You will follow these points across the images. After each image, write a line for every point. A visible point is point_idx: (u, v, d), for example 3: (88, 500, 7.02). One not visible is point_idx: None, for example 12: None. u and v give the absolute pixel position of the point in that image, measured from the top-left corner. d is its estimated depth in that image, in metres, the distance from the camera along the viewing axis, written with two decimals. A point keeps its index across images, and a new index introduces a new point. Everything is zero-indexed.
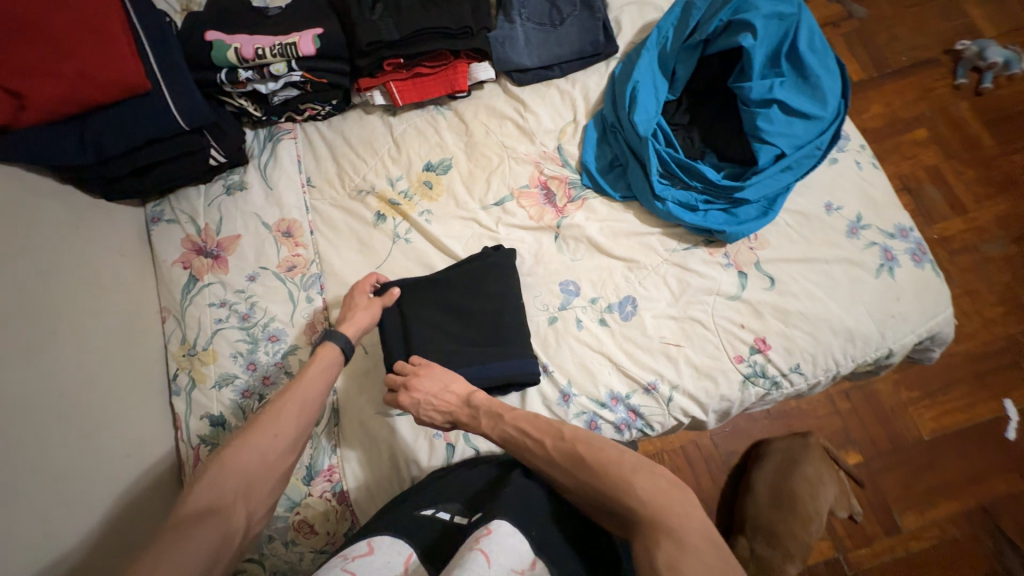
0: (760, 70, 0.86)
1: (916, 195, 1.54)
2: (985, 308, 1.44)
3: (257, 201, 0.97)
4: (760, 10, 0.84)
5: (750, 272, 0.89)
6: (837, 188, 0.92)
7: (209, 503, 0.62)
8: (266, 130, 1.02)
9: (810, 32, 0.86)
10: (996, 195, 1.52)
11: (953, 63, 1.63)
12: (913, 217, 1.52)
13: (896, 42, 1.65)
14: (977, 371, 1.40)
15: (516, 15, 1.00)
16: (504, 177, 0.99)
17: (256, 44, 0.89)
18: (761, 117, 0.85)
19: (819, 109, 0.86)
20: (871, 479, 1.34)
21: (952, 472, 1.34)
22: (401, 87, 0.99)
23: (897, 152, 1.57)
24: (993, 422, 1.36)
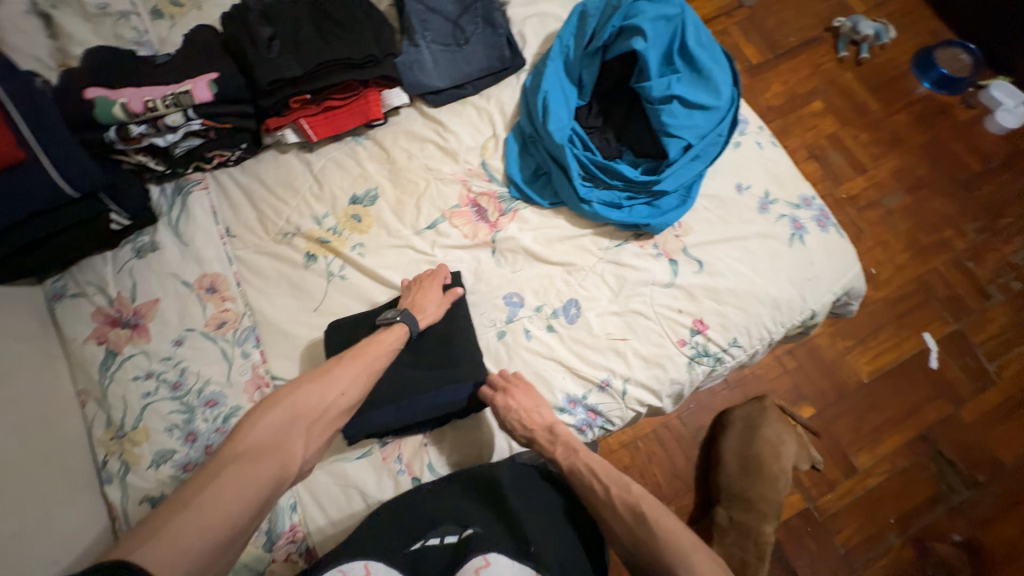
0: (658, 69, 0.91)
1: (821, 162, 1.68)
2: (895, 255, 1.59)
3: (172, 260, 0.91)
4: (647, 15, 0.89)
5: (679, 258, 0.94)
6: (744, 170, 0.99)
7: (269, 439, 0.65)
8: (174, 184, 0.96)
9: (697, 29, 0.92)
10: (887, 152, 1.69)
11: (833, 40, 1.80)
12: (822, 182, 1.66)
13: (784, 25, 1.80)
14: (897, 312, 1.54)
15: (421, 39, 1.00)
16: (434, 200, 0.98)
17: (145, 96, 0.84)
18: (665, 112, 0.90)
19: (715, 98, 0.92)
20: (825, 428, 1.44)
21: (891, 408, 1.46)
22: (313, 122, 0.96)
23: (798, 125, 1.71)
24: (917, 355, 1.51)
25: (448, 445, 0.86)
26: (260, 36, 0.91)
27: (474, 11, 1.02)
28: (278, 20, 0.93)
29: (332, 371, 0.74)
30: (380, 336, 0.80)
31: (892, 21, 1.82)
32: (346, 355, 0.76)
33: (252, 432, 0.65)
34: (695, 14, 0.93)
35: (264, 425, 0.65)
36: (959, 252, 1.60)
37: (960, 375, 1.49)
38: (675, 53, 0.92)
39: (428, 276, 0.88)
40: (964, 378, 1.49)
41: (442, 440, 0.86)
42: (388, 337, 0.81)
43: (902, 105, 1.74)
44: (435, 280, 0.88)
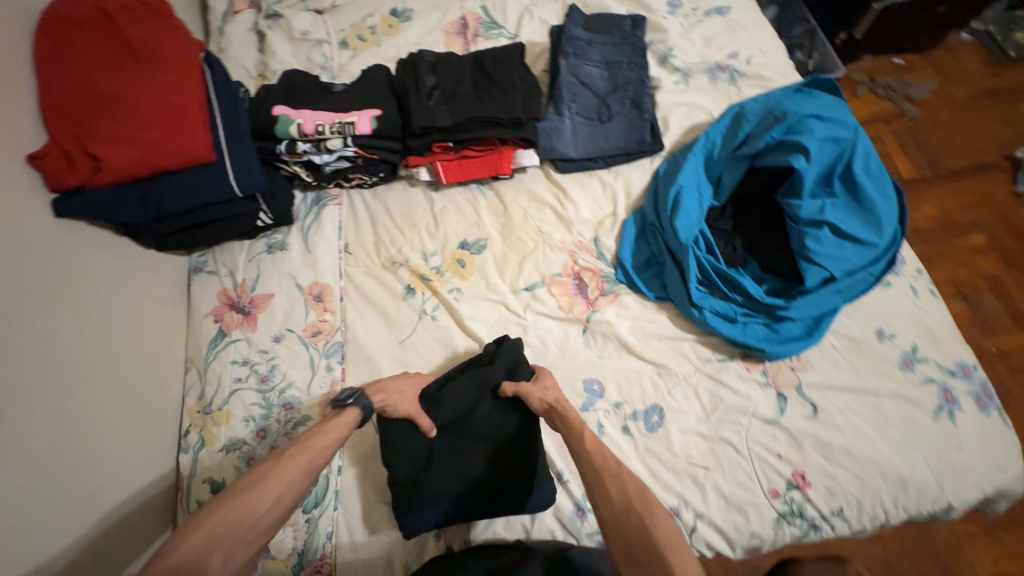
0: (811, 190, 0.85)
1: (972, 304, 1.43)
2: None
3: (294, 262, 1.00)
4: (814, 133, 0.83)
5: (791, 395, 0.83)
6: (890, 315, 0.86)
7: (190, 563, 0.57)
8: (314, 194, 1.06)
9: (867, 157, 0.85)
10: None
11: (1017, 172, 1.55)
12: (969, 327, 1.41)
13: (952, 144, 1.61)
14: None
15: (566, 108, 1.03)
16: (537, 263, 0.98)
17: (318, 120, 0.94)
18: (810, 236, 0.83)
19: (870, 235, 0.84)
20: None
21: None
22: (447, 166, 1.01)
23: (954, 260, 1.48)
24: None
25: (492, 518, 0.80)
26: (424, 84, 0.99)
27: (624, 93, 1.03)
28: (444, 73, 1.01)
29: (273, 470, 0.66)
30: (327, 427, 0.73)
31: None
32: (283, 455, 0.68)
33: (177, 549, 0.58)
34: (868, 142, 0.86)
35: (188, 541, 0.58)
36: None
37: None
38: (834, 178, 0.85)
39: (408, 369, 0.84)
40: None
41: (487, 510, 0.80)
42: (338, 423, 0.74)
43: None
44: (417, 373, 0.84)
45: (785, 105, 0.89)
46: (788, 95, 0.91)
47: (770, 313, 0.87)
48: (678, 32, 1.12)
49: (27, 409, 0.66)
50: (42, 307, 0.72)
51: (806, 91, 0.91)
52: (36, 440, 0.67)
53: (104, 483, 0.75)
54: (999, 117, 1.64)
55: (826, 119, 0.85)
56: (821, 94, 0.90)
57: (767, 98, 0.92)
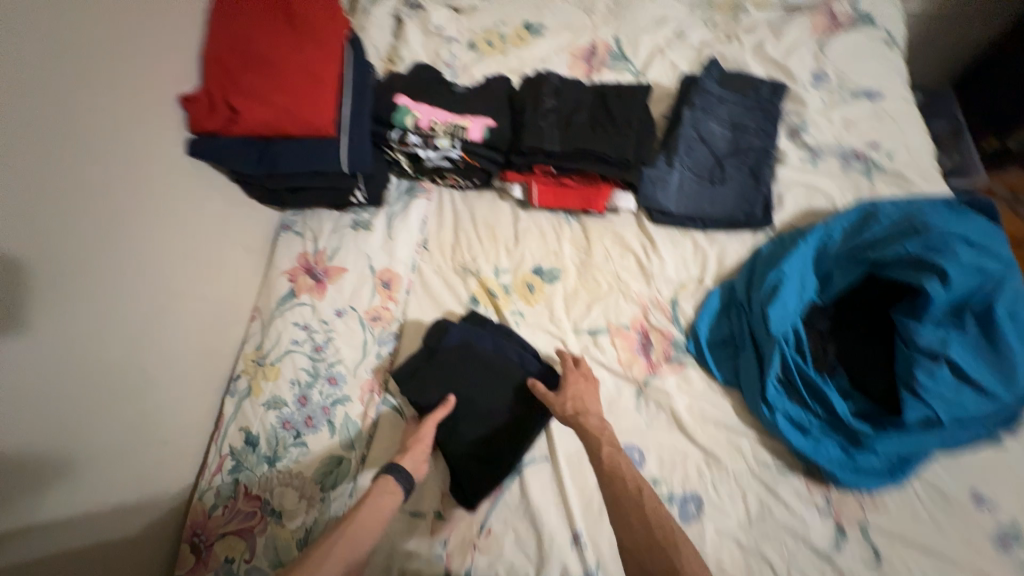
0: (936, 318, 0.76)
1: None
2: None
3: (373, 244, 1.02)
4: (959, 260, 0.75)
5: (852, 533, 0.74)
6: (995, 480, 0.74)
7: None
8: (408, 183, 1.08)
9: (1016, 299, 0.75)
10: None
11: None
12: None
13: None
14: None
15: (678, 161, 0.98)
16: (607, 309, 0.94)
17: (433, 117, 0.96)
18: (922, 368, 0.74)
19: (996, 386, 0.73)
20: None
21: None
22: (542, 189, 1.00)
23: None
24: None
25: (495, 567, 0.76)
26: (543, 105, 0.98)
27: (743, 159, 0.97)
28: (564, 98, 1.00)
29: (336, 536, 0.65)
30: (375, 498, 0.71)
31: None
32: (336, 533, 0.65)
33: None
34: (1018, 282, 0.76)
35: None
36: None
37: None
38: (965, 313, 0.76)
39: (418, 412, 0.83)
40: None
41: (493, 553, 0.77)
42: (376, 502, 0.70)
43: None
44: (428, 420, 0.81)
45: (929, 217, 0.80)
46: (935, 207, 0.82)
47: (847, 432, 0.79)
48: (816, 108, 1.05)
49: (115, 322, 0.73)
50: (154, 236, 0.79)
51: (958, 208, 0.82)
52: (114, 352, 0.73)
53: (164, 409, 0.82)
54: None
55: (975, 246, 0.76)
56: (974, 215, 0.80)
57: (908, 203, 0.83)
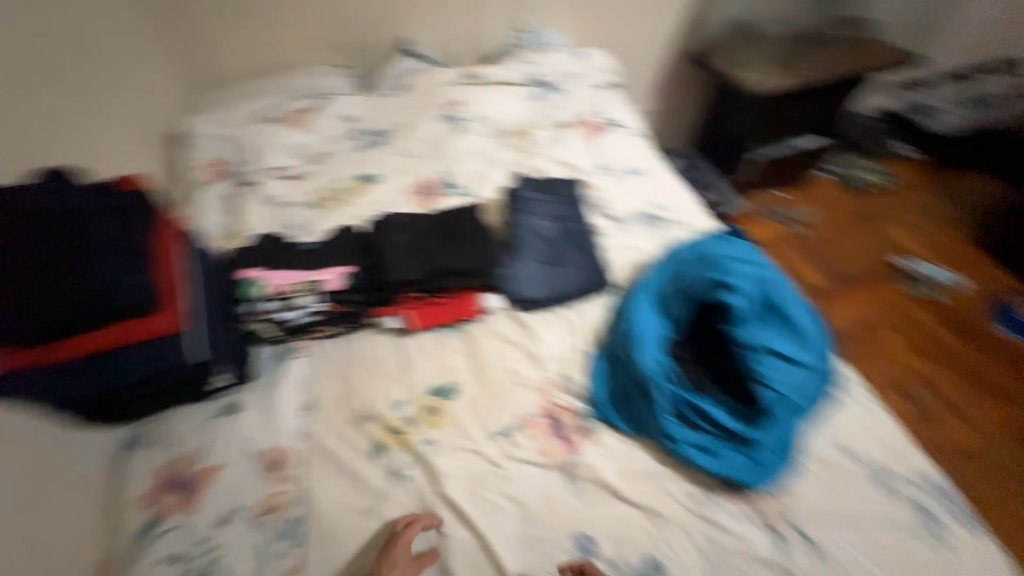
0: (752, 322, 0.94)
1: (908, 393, 1.84)
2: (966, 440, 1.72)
3: (249, 426, 0.92)
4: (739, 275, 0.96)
5: (788, 533, 0.81)
6: (848, 429, 0.92)
7: None
8: (277, 348, 1.03)
9: (780, 284, 0.99)
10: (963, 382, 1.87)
11: (879, 316, 2.09)
12: (912, 413, 1.78)
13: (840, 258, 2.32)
14: None
15: (522, 255, 1.16)
16: (510, 404, 0.99)
17: (287, 281, 0.99)
18: (762, 364, 0.90)
19: (809, 358, 0.92)
20: None
21: None
22: (415, 313, 1.08)
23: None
24: None
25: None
26: (393, 241, 1.09)
27: (574, 241, 1.18)
28: (413, 232, 1.12)
29: None
30: None
31: (931, 330, 2.04)
32: None
33: None
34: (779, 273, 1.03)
35: None
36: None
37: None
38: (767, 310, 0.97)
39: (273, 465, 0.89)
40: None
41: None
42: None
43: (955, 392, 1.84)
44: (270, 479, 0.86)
45: (697, 256, 1.03)
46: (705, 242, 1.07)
47: (739, 432, 0.88)
48: (608, 187, 1.40)
49: None
50: None
51: (730, 239, 1.07)
52: None
53: None
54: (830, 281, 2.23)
55: (743, 260, 1.01)
56: (740, 240, 1.07)
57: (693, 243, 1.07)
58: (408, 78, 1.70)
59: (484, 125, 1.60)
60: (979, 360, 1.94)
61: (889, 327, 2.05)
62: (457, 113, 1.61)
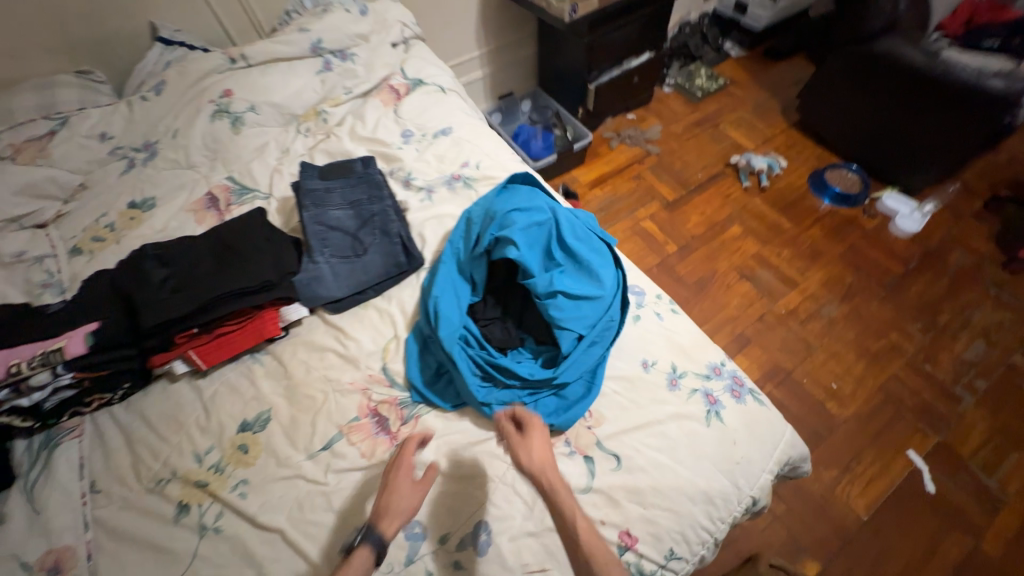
0: (541, 269, 0.94)
1: (753, 279, 2.04)
2: (803, 305, 1.96)
3: (14, 537, 0.79)
4: (517, 225, 0.95)
5: (595, 453, 0.86)
6: (648, 344, 0.98)
7: None
8: (44, 435, 0.90)
9: (565, 221, 0.99)
10: (798, 256, 2.09)
11: (727, 214, 2.25)
12: (760, 296, 1.99)
13: (689, 166, 2.42)
14: (869, 413, 1.71)
15: (318, 254, 1.06)
16: (331, 415, 0.94)
17: (12, 360, 0.82)
18: (553, 309, 0.91)
19: (599, 289, 0.94)
20: (814, 537, 1.49)
21: (880, 479, 1.58)
22: (202, 352, 0.94)
23: (697, 303, 1.98)
24: (887, 422, 1.69)
25: (587, 561, 0.72)
26: (150, 279, 0.93)
27: (372, 225, 1.11)
28: (174, 262, 0.97)
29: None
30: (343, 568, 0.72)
31: (768, 216, 2.23)
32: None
33: None
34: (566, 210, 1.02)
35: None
36: (871, 404, 1.73)
37: (904, 530, 1.50)
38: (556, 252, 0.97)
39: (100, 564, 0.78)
40: (911, 534, 1.50)
41: (582, 549, 0.73)
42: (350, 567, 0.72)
43: (790, 268, 2.06)
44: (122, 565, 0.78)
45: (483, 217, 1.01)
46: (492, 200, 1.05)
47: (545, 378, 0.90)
48: (414, 156, 1.31)
49: None
50: None
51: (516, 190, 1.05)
52: None
53: None
54: (682, 194, 2.32)
55: (524, 209, 0.99)
56: (524, 188, 1.05)
57: (480, 204, 1.05)
58: (162, 75, 1.40)
59: (268, 113, 1.39)
60: (811, 233, 2.17)
61: (736, 223, 2.22)
62: (229, 106, 1.35)
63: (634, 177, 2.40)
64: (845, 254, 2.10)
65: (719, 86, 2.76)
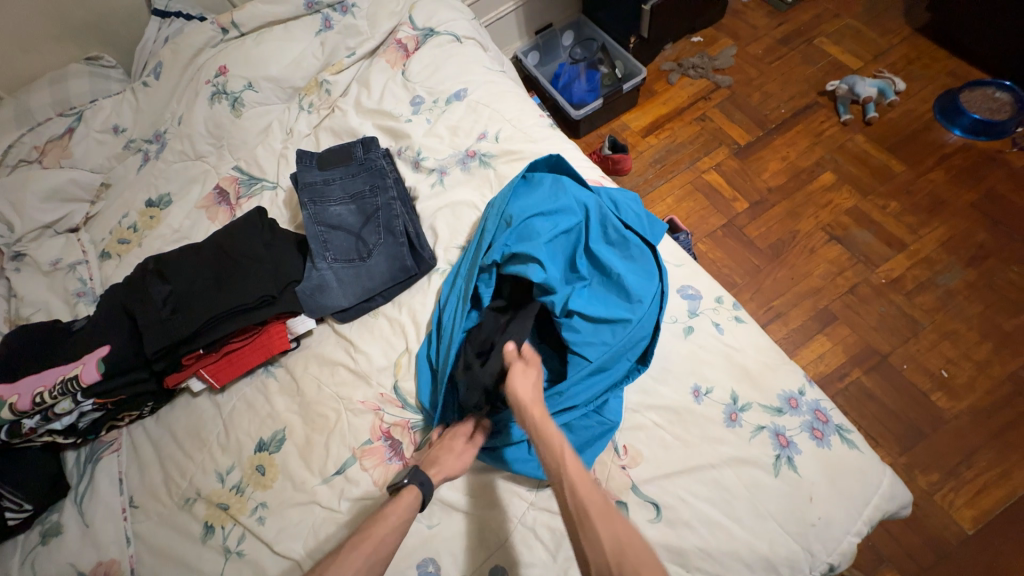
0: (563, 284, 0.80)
1: (847, 241, 1.67)
2: (908, 273, 1.59)
3: (69, 548, 0.85)
4: (540, 238, 0.81)
5: (630, 500, 0.73)
6: (701, 366, 0.80)
7: None
8: (88, 448, 0.94)
9: (596, 227, 0.85)
10: (912, 209, 1.67)
11: (816, 158, 1.83)
12: (854, 263, 1.64)
13: (770, 98, 1.98)
14: (992, 408, 1.39)
15: (320, 258, 0.96)
16: (344, 436, 0.88)
17: (36, 389, 0.83)
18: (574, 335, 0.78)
19: (631, 310, 0.79)
20: (902, 549, 1.28)
21: (998, 488, 1.30)
22: (213, 369, 0.92)
23: (770, 272, 1.68)
24: (1016, 420, 1.36)
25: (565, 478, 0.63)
26: (154, 299, 0.90)
27: (377, 222, 0.98)
28: (176, 277, 0.93)
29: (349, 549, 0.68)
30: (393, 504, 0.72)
31: (874, 158, 1.78)
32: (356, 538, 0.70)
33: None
34: (598, 210, 0.87)
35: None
36: (994, 397, 1.40)
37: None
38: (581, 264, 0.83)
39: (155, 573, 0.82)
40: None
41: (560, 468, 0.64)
42: (398, 505, 0.74)
43: (898, 226, 1.66)
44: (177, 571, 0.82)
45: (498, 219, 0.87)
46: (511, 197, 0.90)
47: (555, 410, 0.77)
48: (424, 129, 1.12)
49: None
50: None
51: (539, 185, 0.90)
52: None
53: None
54: (759, 135, 1.91)
55: (550, 213, 0.85)
56: (550, 182, 0.90)
57: (499, 202, 0.90)
58: (160, 54, 1.29)
59: (269, 90, 1.26)
60: (932, 177, 1.71)
61: (829, 169, 1.80)
62: (226, 86, 1.23)
63: (698, 118, 2.00)
64: (978, 203, 1.64)
65: None
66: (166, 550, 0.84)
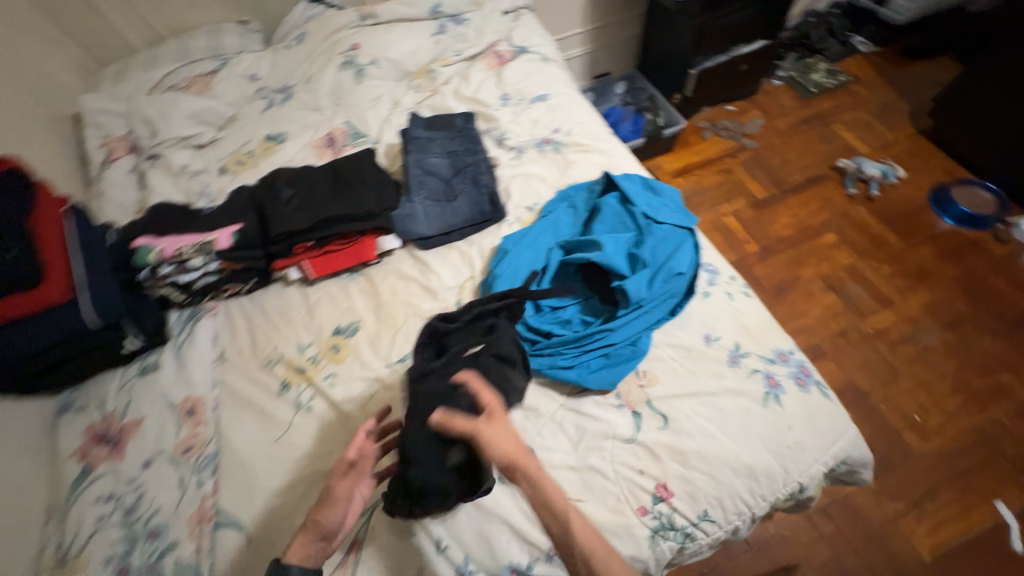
0: (620, 255, 1.00)
1: (842, 292, 1.88)
2: (892, 327, 1.79)
3: (166, 381, 1.00)
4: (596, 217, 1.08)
5: (644, 411, 0.89)
6: (713, 320, 0.98)
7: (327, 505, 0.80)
8: (190, 310, 1.12)
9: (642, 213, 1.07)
10: (900, 274, 1.90)
11: (823, 219, 2.08)
12: (847, 311, 1.84)
13: (788, 164, 2.27)
14: (957, 452, 1.54)
15: (415, 196, 1.20)
16: (409, 334, 1.05)
17: (178, 244, 1.04)
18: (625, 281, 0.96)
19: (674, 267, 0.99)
20: (863, 564, 1.39)
21: (955, 524, 1.43)
22: (313, 262, 1.12)
23: (772, 306, 1.88)
24: (978, 467, 1.51)
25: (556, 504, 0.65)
26: (281, 197, 1.12)
27: (464, 175, 1.22)
28: (299, 185, 1.15)
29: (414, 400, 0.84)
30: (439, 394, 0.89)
31: (872, 227, 2.04)
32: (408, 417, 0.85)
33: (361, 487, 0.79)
34: (646, 201, 1.10)
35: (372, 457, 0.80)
36: (959, 444, 1.55)
37: None
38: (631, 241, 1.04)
39: (236, 415, 0.98)
40: None
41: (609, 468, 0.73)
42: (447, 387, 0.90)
43: (888, 286, 1.88)
44: (256, 415, 0.97)
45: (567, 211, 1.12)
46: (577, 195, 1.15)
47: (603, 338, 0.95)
48: (510, 118, 1.38)
49: None
50: None
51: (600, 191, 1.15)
52: None
53: None
54: (775, 192, 2.19)
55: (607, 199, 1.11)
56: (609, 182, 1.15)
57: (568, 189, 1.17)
58: (304, 27, 1.60)
59: (386, 68, 1.54)
60: (922, 251, 1.95)
61: (833, 230, 2.05)
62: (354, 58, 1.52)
63: (724, 170, 2.29)
64: (959, 280, 1.87)
65: (839, 82, 2.52)
66: (247, 398, 1.00)
